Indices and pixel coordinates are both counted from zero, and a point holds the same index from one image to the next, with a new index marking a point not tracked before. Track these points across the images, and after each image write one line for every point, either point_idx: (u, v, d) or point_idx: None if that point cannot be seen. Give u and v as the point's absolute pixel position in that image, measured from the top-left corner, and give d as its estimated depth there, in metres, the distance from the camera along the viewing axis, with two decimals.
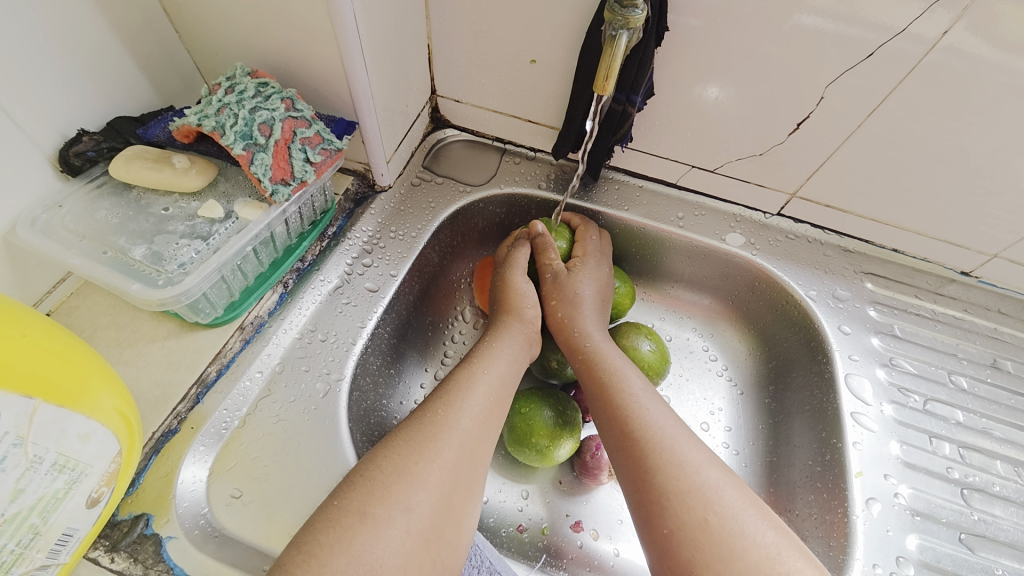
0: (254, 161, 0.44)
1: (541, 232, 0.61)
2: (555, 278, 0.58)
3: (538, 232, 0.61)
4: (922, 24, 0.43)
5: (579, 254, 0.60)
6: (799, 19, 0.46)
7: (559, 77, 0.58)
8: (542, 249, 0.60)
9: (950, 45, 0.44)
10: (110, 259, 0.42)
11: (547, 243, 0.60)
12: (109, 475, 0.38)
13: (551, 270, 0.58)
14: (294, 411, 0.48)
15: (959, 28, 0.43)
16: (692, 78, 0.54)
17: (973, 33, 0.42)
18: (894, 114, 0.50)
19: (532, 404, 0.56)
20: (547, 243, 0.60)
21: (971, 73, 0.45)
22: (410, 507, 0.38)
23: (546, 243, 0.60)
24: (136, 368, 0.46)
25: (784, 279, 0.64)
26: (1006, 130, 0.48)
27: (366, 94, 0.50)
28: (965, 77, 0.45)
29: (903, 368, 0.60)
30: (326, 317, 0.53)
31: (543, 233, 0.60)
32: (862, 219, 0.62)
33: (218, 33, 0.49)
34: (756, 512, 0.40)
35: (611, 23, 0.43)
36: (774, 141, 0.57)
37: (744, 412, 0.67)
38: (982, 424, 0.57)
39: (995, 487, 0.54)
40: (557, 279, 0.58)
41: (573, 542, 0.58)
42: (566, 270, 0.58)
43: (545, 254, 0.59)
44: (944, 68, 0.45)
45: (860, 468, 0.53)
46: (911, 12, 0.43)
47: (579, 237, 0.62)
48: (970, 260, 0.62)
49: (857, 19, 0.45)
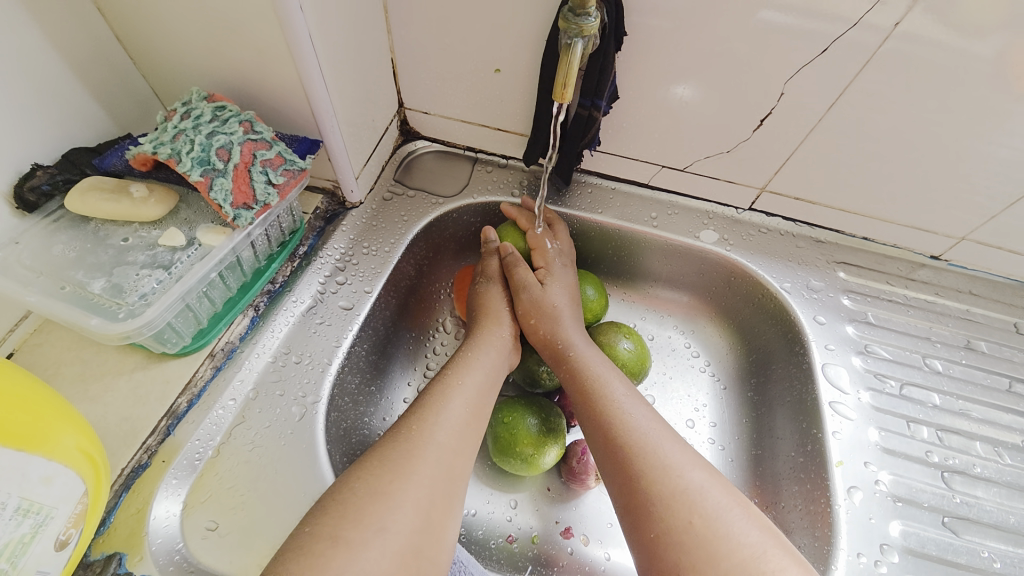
0: (214, 186, 0.43)
1: (512, 251, 0.60)
2: (531, 296, 0.57)
3: (506, 252, 0.61)
4: (876, 14, 0.44)
5: (540, 264, 0.60)
6: (760, 15, 0.47)
7: (525, 84, 0.58)
8: (511, 268, 0.59)
9: (906, 33, 0.44)
10: (69, 295, 0.41)
11: (518, 261, 0.60)
12: (77, 516, 0.36)
13: (526, 289, 0.58)
14: (269, 437, 0.47)
15: (913, 16, 0.43)
16: (655, 79, 0.55)
17: (927, 21, 0.43)
18: (855, 103, 0.51)
19: (514, 413, 0.55)
20: (517, 259, 0.60)
21: (929, 59, 0.46)
22: (386, 527, 0.37)
23: (512, 261, 0.60)
24: (103, 404, 0.45)
25: (758, 273, 0.64)
26: (965, 113, 0.49)
27: (328, 112, 0.50)
28: (921, 64, 0.46)
29: (878, 355, 0.60)
30: (301, 338, 0.53)
31: (513, 252, 0.60)
32: (831, 209, 0.63)
33: (173, 56, 0.49)
34: (741, 511, 0.40)
35: (566, 31, 0.43)
36: (740, 137, 0.58)
37: (728, 407, 0.67)
38: (959, 405, 0.58)
39: (976, 469, 0.55)
40: (532, 297, 0.57)
41: (565, 549, 0.57)
42: (538, 285, 0.58)
43: (515, 273, 0.59)
44: (899, 55, 0.46)
45: (840, 457, 0.54)
46: (864, 5, 0.44)
47: (534, 245, 0.61)
48: (938, 244, 0.63)
49: (812, 12, 0.45)
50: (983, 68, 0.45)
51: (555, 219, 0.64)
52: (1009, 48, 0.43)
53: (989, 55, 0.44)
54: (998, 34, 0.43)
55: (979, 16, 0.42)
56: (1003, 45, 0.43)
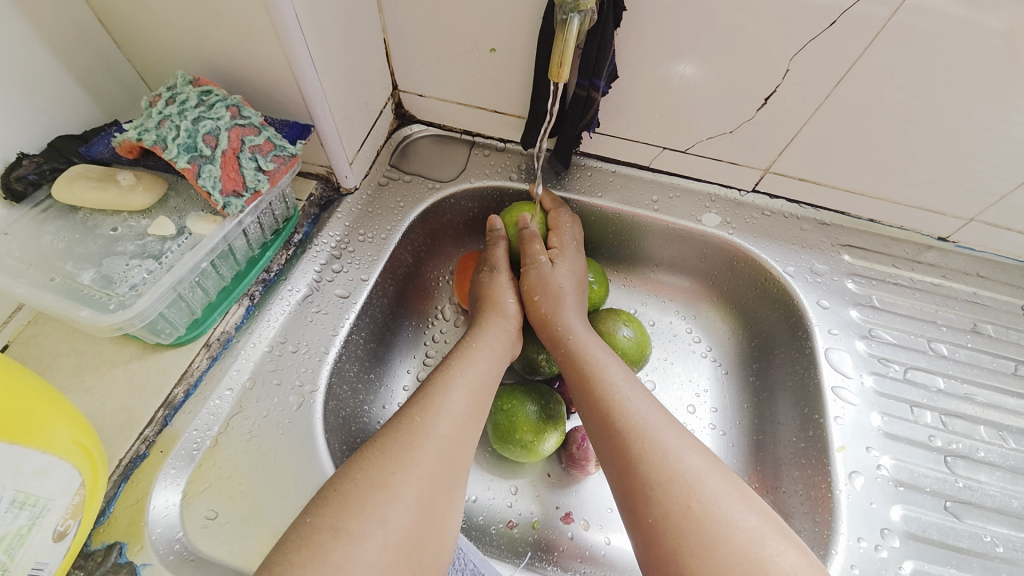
0: (202, 174, 0.42)
1: (529, 225, 0.59)
2: (538, 273, 0.57)
3: (523, 226, 0.60)
4: None
5: (555, 243, 0.60)
6: None
7: (522, 64, 0.56)
8: (526, 242, 0.59)
9: (917, 5, 0.42)
10: (58, 286, 0.40)
11: (534, 236, 0.59)
12: (74, 507, 0.36)
13: (535, 266, 0.57)
14: (268, 426, 0.47)
15: None
16: (656, 57, 0.53)
17: None
18: (864, 80, 0.49)
19: (514, 400, 0.55)
20: (532, 235, 0.59)
21: (940, 32, 0.44)
22: (386, 518, 0.37)
23: (530, 236, 0.59)
24: (100, 395, 0.45)
25: (761, 256, 0.63)
26: (978, 89, 0.47)
27: (319, 96, 0.49)
28: (935, 37, 0.44)
29: (882, 339, 0.59)
30: (296, 327, 0.52)
31: (529, 227, 0.59)
32: (837, 191, 0.62)
33: (157, 38, 0.47)
34: (739, 497, 0.40)
35: (561, 7, 0.42)
36: (743, 117, 0.56)
37: (729, 391, 0.67)
38: (963, 390, 0.57)
39: (980, 453, 0.54)
40: (540, 274, 0.57)
41: (565, 533, 0.58)
42: (548, 263, 0.57)
43: (528, 248, 0.59)
44: (912, 28, 0.44)
45: (842, 442, 0.53)
46: None
47: (554, 225, 0.61)
48: (946, 225, 0.61)
49: None
50: (997, 42, 0.43)
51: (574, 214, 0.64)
52: (1022, 21, 0.41)
53: (1000, 29, 0.42)
54: (1010, 7, 0.41)
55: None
56: (1015, 19, 0.41)
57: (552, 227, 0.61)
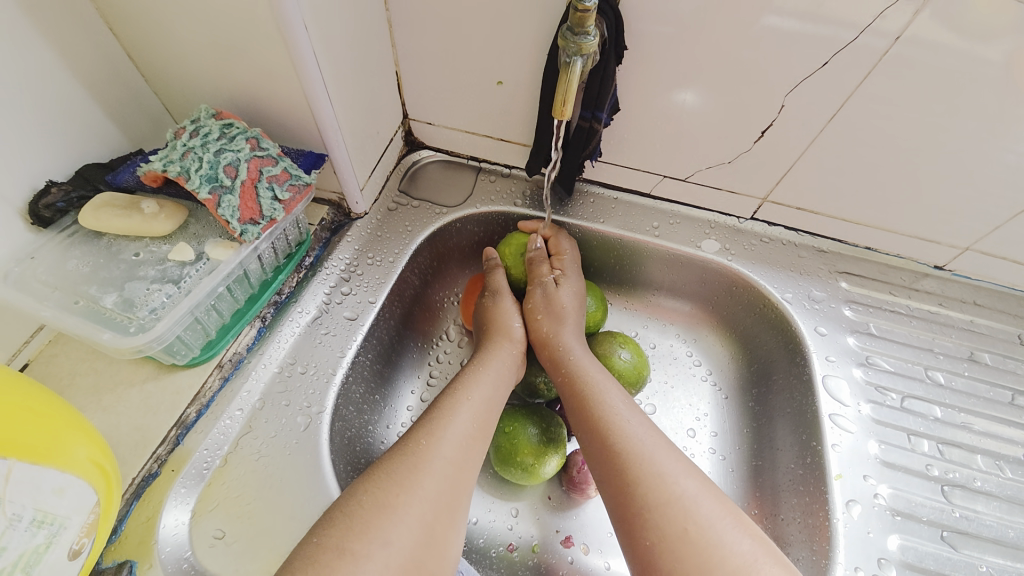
0: (221, 204, 0.44)
1: (538, 246, 0.62)
2: (544, 292, 0.59)
3: (532, 246, 0.62)
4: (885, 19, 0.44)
5: (557, 267, 0.61)
6: (766, 20, 0.47)
7: (527, 95, 0.59)
8: (532, 263, 0.61)
9: (914, 37, 0.44)
10: (82, 309, 0.42)
11: (542, 257, 0.61)
12: (88, 525, 0.37)
13: (539, 284, 0.60)
14: (275, 446, 0.48)
15: (923, 19, 0.43)
16: (658, 87, 0.55)
17: (935, 26, 0.43)
18: (858, 111, 0.51)
19: (516, 422, 0.56)
20: (537, 257, 0.61)
21: (937, 63, 0.45)
22: (389, 540, 0.38)
23: (537, 257, 0.61)
24: (115, 414, 0.47)
25: (760, 283, 0.65)
26: (969, 122, 0.49)
27: (333, 127, 0.51)
28: (929, 69, 0.46)
29: (880, 366, 0.60)
30: (306, 349, 0.54)
31: (538, 248, 0.62)
32: (833, 220, 0.63)
33: (183, 73, 0.50)
34: (733, 521, 0.41)
35: (565, 50, 0.44)
36: (741, 148, 0.58)
37: (728, 416, 0.67)
38: (960, 419, 0.58)
39: (977, 483, 0.55)
40: (545, 293, 0.59)
41: (565, 557, 0.58)
42: (553, 283, 0.59)
43: (534, 269, 0.61)
44: (908, 60, 0.46)
45: (840, 470, 0.54)
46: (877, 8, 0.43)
47: (556, 250, 0.63)
48: (941, 254, 0.63)
49: (818, 19, 0.45)
50: (993, 73, 0.45)
51: (571, 238, 0.66)
52: (1018, 53, 0.43)
53: (998, 60, 0.44)
54: (1003, 44, 0.43)
55: (987, 22, 0.42)
56: (1010, 53, 0.43)
57: (554, 252, 0.63)
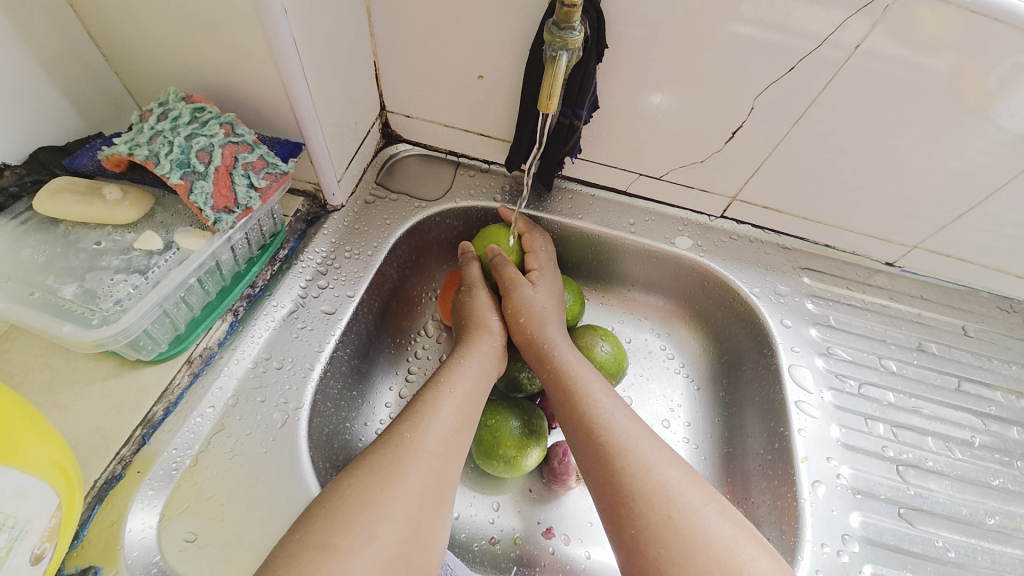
0: (194, 190, 0.42)
1: (499, 253, 0.61)
2: (521, 295, 0.58)
3: (494, 254, 0.61)
4: (843, 32, 0.47)
5: (533, 266, 0.62)
6: (734, 28, 0.49)
7: (508, 91, 0.59)
8: (500, 268, 0.60)
9: (870, 50, 0.47)
10: (37, 301, 0.39)
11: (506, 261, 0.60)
12: (50, 530, 0.35)
13: (517, 288, 0.59)
14: (250, 444, 0.47)
15: (878, 33, 0.46)
16: (635, 87, 0.57)
17: (887, 41, 0.47)
18: (821, 117, 0.54)
19: (498, 415, 0.56)
20: (503, 261, 0.60)
21: (891, 73, 0.49)
22: (375, 535, 0.37)
23: (503, 262, 0.60)
24: (73, 414, 0.44)
25: (730, 278, 0.67)
26: (918, 129, 0.53)
27: (310, 114, 0.50)
28: (884, 79, 0.49)
29: (839, 356, 0.64)
30: (281, 343, 0.52)
31: (500, 254, 0.61)
32: (797, 218, 0.67)
33: (149, 54, 0.47)
34: (714, 506, 0.42)
35: (551, 44, 0.45)
36: (712, 149, 0.61)
37: (701, 406, 0.70)
38: (911, 403, 0.62)
39: (929, 463, 0.59)
40: (523, 296, 0.58)
41: (546, 548, 0.59)
42: (529, 285, 0.59)
43: (504, 273, 0.60)
44: (864, 70, 0.49)
45: (806, 453, 0.57)
46: (834, 22, 0.46)
47: (528, 248, 0.63)
48: (892, 251, 0.67)
49: (783, 28, 0.48)
50: (940, 83, 0.48)
51: (546, 234, 0.67)
52: (960, 66, 0.47)
53: (944, 71, 0.47)
54: (950, 56, 0.46)
55: (935, 38, 0.45)
56: (957, 64, 0.47)
57: (527, 251, 0.63)
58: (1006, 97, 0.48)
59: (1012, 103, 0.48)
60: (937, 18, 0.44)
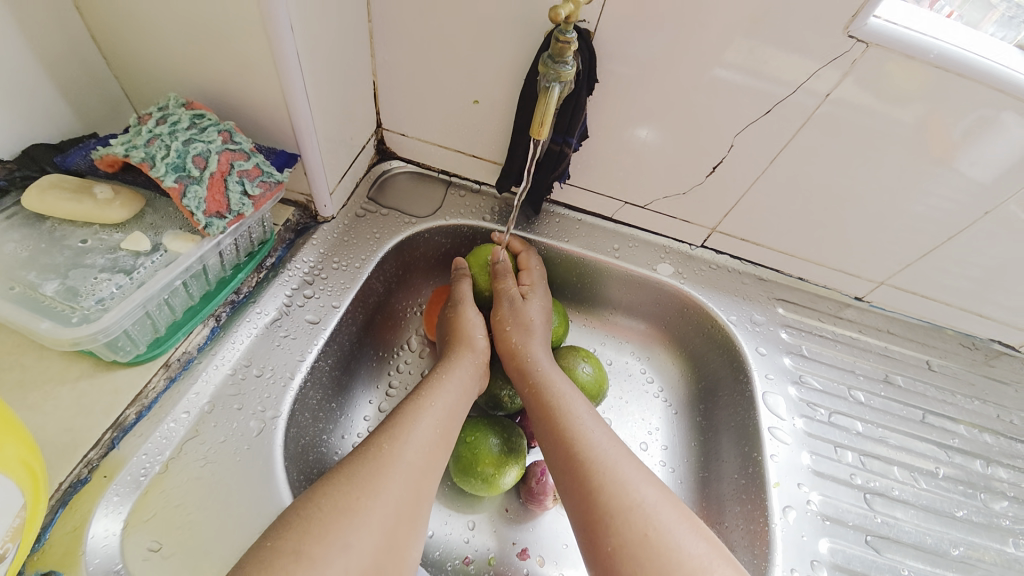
0: (187, 194, 0.43)
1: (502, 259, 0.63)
2: (511, 305, 0.60)
3: (495, 260, 0.63)
4: (814, 81, 0.51)
5: (525, 282, 0.64)
6: (716, 72, 0.53)
7: (501, 116, 0.62)
8: (496, 276, 0.62)
9: (838, 99, 0.51)
10: (17, 296, 0.39)
11: (506, 269, 0.63)
12: (14, 529, 0.33)
13: (507, 298, 0.61)
14: (223, 452, 0.46)
15: (846, 82, 0.50)
16: (623, 120, 0.59)
17: (854, 91, 0.50)
18: (794, 158, 0.58)
19: (478, 432, 0.56)
20: (502, 270, 0.63)
21: (859, 120, 0.52)
22: (349, 544, 0.37)
23: (500, 270, 0.62)
24: (42, 414, 0.42)
25: (708, 304, 0.70)
26: (883, 173, 0.56)
27: (309, 129, 0.51)
28: (852, 125, 0.53)
29: (811, 385, 0.66)
30: (262, 350, 0.52)
31: (502, 260, 0.63)
32: (773, 251, 0.70)
33: (152, 60, 0.48)
34: (689, 525, 0.43)
35: (545, 76, 0.47)
36: (694, 181, 0.63)
37: (678, 430, 0.71)
38: (879, 433, 0.64)
39: (895, 492, 0.61)
40: (513, 306, 0.60)
41: (520, 569, 0.58)
42: (520, 297, 0.61)
43: (499, 282, 0.62)
44: (834, 116, 0.53)
45: (778, 478, 0.58)
46: (807, 70, 0.50)
47: (524, 264, 0.65)
48: (861, 287, 0.71)
49: (761, 74, 0.52)
50: (904, 132, 0.52)
51: (536, 251, 0.69)
52: (922, 116, 0.51)
53: (907, 120, 0.51)
54: (912, 107, 0.50)
55: (898, 90, 0.49)
56: (918, 115, 0.51)
57: (523, 267, 0.65)
58: (967, 147, 0.52)
59: (972, 152, 0.52)
60: (902, 72, 0.48)
